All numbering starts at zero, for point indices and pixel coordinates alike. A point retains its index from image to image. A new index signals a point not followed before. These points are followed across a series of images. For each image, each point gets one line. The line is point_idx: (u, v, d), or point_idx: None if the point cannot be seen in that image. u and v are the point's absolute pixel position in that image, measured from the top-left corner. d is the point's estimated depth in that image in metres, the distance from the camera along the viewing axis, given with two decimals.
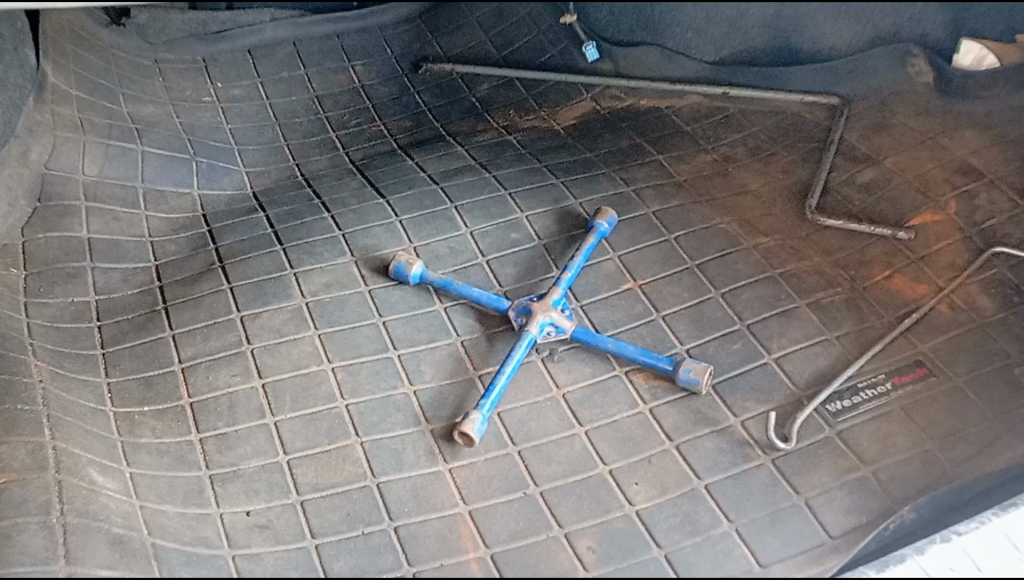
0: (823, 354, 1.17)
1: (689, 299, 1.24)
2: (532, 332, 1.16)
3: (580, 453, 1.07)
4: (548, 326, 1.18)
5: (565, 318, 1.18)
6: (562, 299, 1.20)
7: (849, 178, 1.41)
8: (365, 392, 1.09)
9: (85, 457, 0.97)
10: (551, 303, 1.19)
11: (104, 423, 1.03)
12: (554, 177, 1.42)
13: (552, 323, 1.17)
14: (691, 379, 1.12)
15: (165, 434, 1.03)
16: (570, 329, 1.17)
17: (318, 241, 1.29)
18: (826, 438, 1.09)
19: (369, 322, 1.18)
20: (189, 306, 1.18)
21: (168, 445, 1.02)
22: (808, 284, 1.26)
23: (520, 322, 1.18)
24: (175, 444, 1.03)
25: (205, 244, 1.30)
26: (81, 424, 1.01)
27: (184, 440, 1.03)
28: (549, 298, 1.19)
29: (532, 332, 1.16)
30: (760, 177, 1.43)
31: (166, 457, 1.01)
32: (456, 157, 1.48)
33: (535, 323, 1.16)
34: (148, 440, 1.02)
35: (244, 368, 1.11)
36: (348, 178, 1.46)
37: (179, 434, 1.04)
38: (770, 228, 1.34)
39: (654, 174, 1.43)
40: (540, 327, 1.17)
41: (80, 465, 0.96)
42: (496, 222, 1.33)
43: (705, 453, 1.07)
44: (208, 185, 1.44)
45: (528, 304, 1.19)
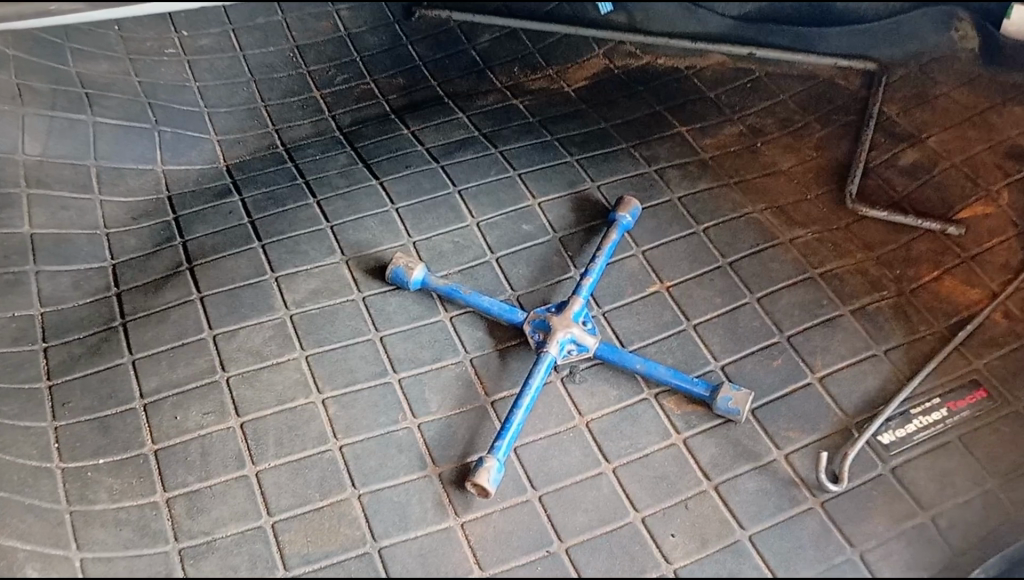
0: (871, 374, 1.06)
1: (722, 306, 1.12)
2: (552, 353, 1.03)
3: (609, 497, 0.97)
4: (569, 343, 1.05)
5: (588, 334, 1.05)
6: (583, 311, 1.07)
7: (890, 159, 1.27)
8: (361, 431, 1.00)
9: (24, 552, 0.86)
10: (572, 317, 1.06)
11: (49, 488, 0.92)
12: (567, 154, 1.27)
13: (574, 340, 1.05)
14: (730, 408, 1.01)
15: (124, 497, 0.93)
16: (594, 347, 1.05)
17: (302, 235, 1.15)
18: (878, 476, 0.99)
19: (364, 339, 1.06)
20: (153, 322, 1.06)
21: (127, 512, 0.92)
22: (852, 288, 1.13)
23: (538, 339, 1.05)
24: (136, 509, 0.92)
25: (170, 239, 1.15)
26: (19, 499, 0.91)
27: (148, 503, 0.93)
28: (569, 311, 1.06)
29: (552, 352, 1.03)
30: (792, 154, 1.29)
31: (126, 528, 0.90)
32: (457, 127, 1.32)
33: (555, 341, 1.04)
34: (104, 506, 0.92)
35: (218, 405, 1.00)
36: (335, 150, 1.29)
37: (140, 496, 0.93)
38: (806, 217, 1.20)
39: (677, 150, 1.28)
40: (560, 346, 1.04)
41: (16, 565, 0.84)
42: (505, 211, 1.19)
43: (747, 496, 0.97)
44: (174, 159, 1.27)
45: (546, 318, 1.06)
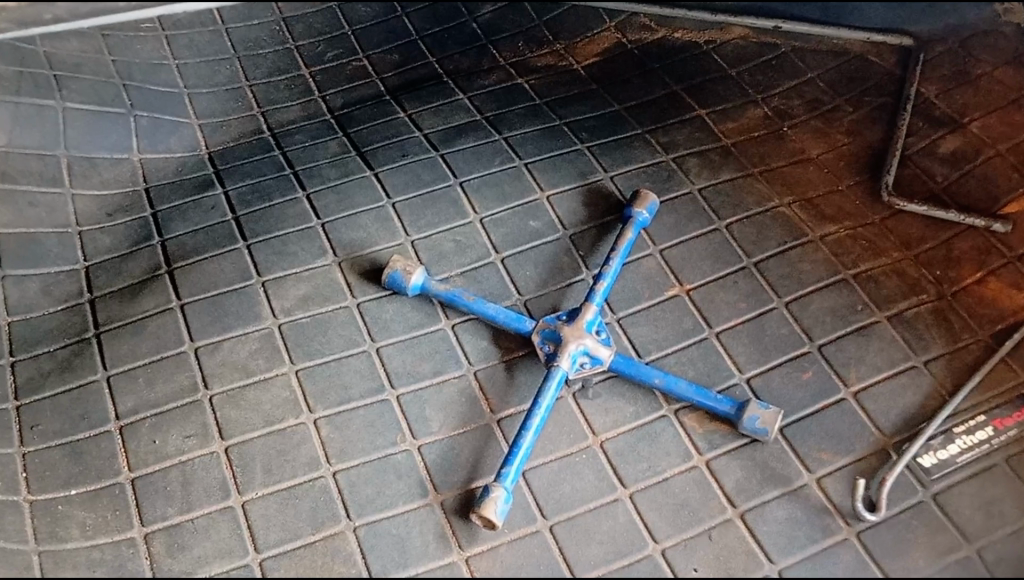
0: (910, 389, 0.97)
1: (747, 311, 1.03)
2: (564, 367, 0.95)
3: (626, 526, 0.89)
4: (582, 356, 0.97)
5: (603, 345, 0.97)
6: (597, 319, 0.99)
7: (929, 146, 1.17)
8: (356, 454, 0.92)
9: None
10: (585, 326, 0.97)
11: (16, 527, 0.86)
12: (577, 141, 1.17)
13: (587, 352, 0.96)
14: (758, 429, 0.93)
15: (98, 533, 0.86)
16: (609, 359, 0.97)
17: (290, 234, 1.06)
18: (918, 503, 0.91)
19: (359, 351, 0.98)
20: (127, 333, 0.99)
21: (102, 550, 0.86)
22: (888, 291, 1.04)
23: (547, 351, 0.97)
24: (111, 547, 0.86)
25: (148, 238, 1.08)
26: None
27: (124, 540, 0.86)
28: (581, 320, 0.97)
29: (563, 367, 0.95)
30: (821, 141, 1.19)
31: (100, 571, 0.84)
32: (458, 110, 1.22)
33: (567, 354, 0.95)
34: (76, 544, 0.86)
35: (200, 427, 0.93)
36: (326, 136, 1.19)
37: (116, 532, 0.87)
38: (837, 211, 1.11)
39: (697, 136, 1.19)
40: (573, 359, 0.96)
41: None
42: (511, 206, 1.10)
43: (775, 526, 0.89)
44: (151, 147, 1.18)
45: (556, 328, 0.97)
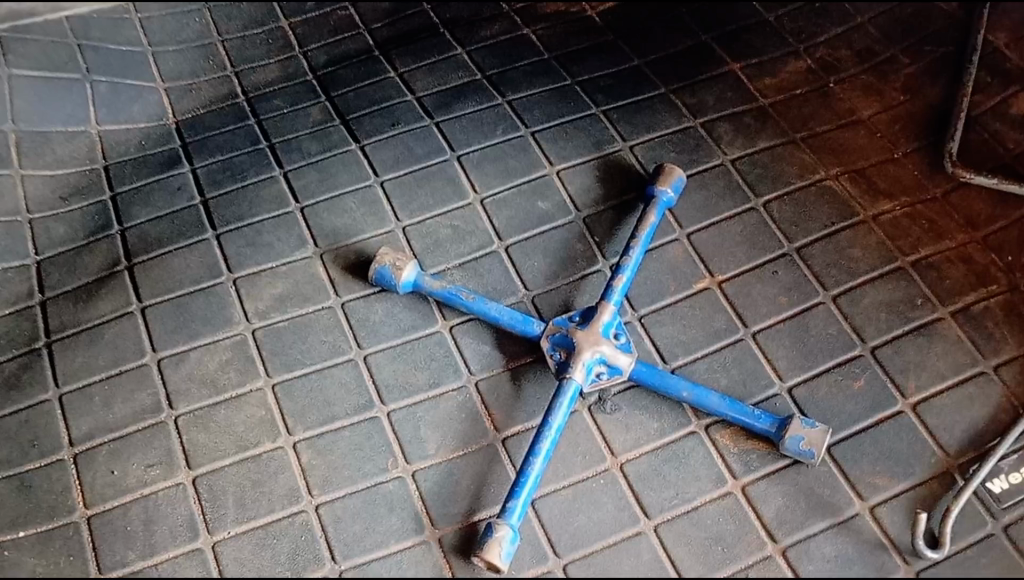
0: (978, 401, 0.85)
1: (789, 308, 0.91)
2: (578, 379, 0.81)
3: (650, 566, 0.77)
4: (598, 365, 0.83)
5: (621, 352, 0.83)
6: (615, 320, 0.85)
7: (999, 107, 1.05)
8: (341, 484, 0.79)
9: None
10: (601, 330, 0.84)
11: None
12: (591, 103, 1.05)
13: (604, 361, 0.83)
14: (802, 451, 0.80)
15: None
16: (629, 368, 0.83)
17: (265, 221, 0.95)
18: (988, 537, 0.78)
19: (344, 361, 0.86)
20: (82, 343, 0.87)
21: None
22: (952, 282, 0.92)
23: (558, 359, 0.83)
24: None
25: (105, 227, 0.96)
26: None
27: None
28: (597, 323, 0.84)
29: (576, 379, 0.81)
30: (873, 99, 1.07)
31: None
32: (455, 67, 1.09)
33: (581, 365, 0.82)
34: None
35: (164, 454, 0.80)
36: (307, 101, 1.07)
37: None
38: (893, 186, 0.99)
39: (729, 96, 1.06)
40: (587, 369, 0.82)
41: None
42: (515, 184, 0.98)
43: (823, 566, 0.77)
44: (110, 117, 1.05)
45: (567, 332, 0.84)
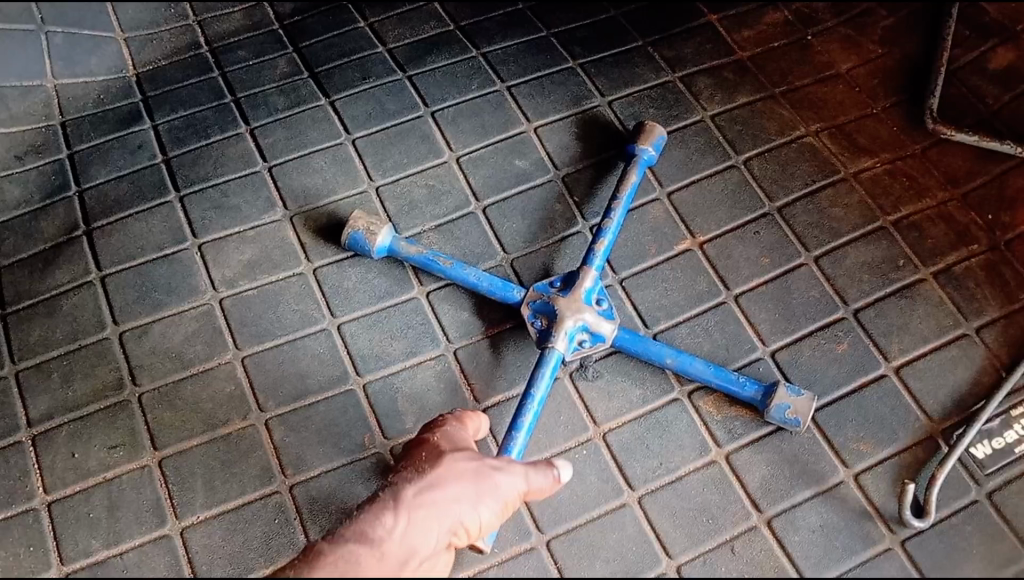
0: (961, 363, 0.83)
1: (771, 269, 0.89)
2: (560, 348, 0.79)
3: (635, 539, 0.75)
4: (579, 333, 0.81)
5: (604, 320, 0.81)
6: (596, 286, 0.82)
7: (979, 60, 1.03)
8: (316, 462, 0.76)
9: None
10: (583, 297, 0.81)
11: None
12: (568, 57, 1.02)
13: (586, 329, 0.80)
14: (787, 419, 0.78)
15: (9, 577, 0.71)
16: (611, 336, 0.81)
17: (231, 182, 0.92)
18: (972, 505, 0.77)
19: (317, 331, 0.83)
20: (39, 315, 0.84)
21: None
22: (934, 242, 0.90)
23: (538, 327, 0.81)
24: None
25: (62, 189, 0.92)
26: None
27: None
28: (579, 290, 0.81)
29: (559, 348, 0.79)
30: (852, 52, 1.04)
31: None
32: (427, 18, 1.05)
33: (563, 333, 0.79)
34: None
35: (128, 435, 0.78)
36: (273, 53, 1.02)
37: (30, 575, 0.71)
38: (873, 142, 0.97)
39: (707, 49, 1.04)
40: (569, 338, 0.80)
41: None
42: (492, 142, 0.95)
43: (808, 536, 0.75)
44: (68, 70, 1.01)
45: (548, 300, 0.81)
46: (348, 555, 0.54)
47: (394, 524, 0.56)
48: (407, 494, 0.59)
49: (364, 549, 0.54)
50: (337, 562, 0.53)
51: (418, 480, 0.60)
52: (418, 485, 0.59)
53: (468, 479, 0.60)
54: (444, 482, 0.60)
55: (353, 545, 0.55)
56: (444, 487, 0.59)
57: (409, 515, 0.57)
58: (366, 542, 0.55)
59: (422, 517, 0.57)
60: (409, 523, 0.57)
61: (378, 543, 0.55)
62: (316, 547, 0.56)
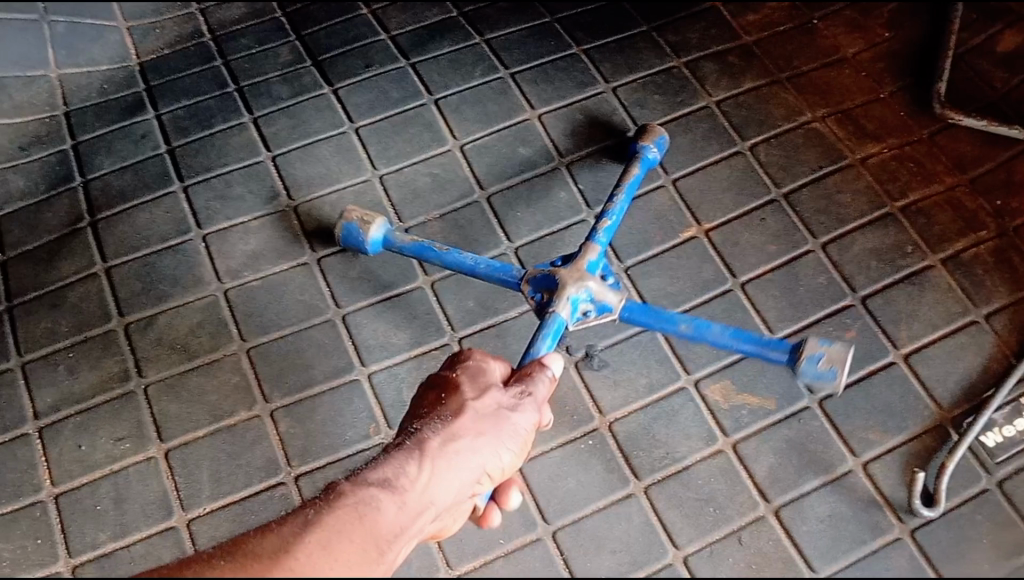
0: (971, 350, 0.83)
1: (778, 257, 0.88)
2: (561, 314, 0.74)
3: (641, 529, 0.75)
4: (584, 304, 0.76)
5: (609, 289, 0.76)
6: (602, 262, 0.78)
7: (987, 43, 1.02)
8: (321, 454, 0.76)
9: None
10: (587, 268, 0.76)
11: None
12: (572, 43, 1.01)
13: (591, 298, 0.75)
14: (821, 374, 0.72)
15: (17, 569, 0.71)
16: (618, 306, 0.76)
17: (235, 172, 0.91)
18: (982, 493, 0.76)
19: (322, 321, 0.83)
20: (45, 307, 0.84)
21: None
22: (942, 228, 0.89)
23: (540, 301, 0.76)
24: None
25: (66, 179, 0.91)
26: None
27: (50, 574, 0.71)
28: (582, 261, 0.77)
29: (560, 313, 0.74)
30: (858, 37, 1.03)
31: None
32: (430, 4, 1.05)
33: (564, 298, 0.74)
34: None
35: (135, 427, 0.78)
36: (276, 40, 1.02)
37: (38, 568, 0.71)
38: (881, 127, 0.96)
39: (712, 33, 1.03)
40: (572, 306, 0.75)
41: None
42: (495, 129, 0.94)
43: (816, 526, 0.75)
44: (70, 59, 1.00)
45: (548, 272, 0.76)
46: (368, 499, 0.52)
47: (418, 474, 0.54)
48: (431, 443, 0.56)
49: (386, 495, 0.52)
50: (359, 511, 0.51)
51: (443, 427, 0.57)
52: (443, 434, 0.56)
53: (491, 427, 0.57)
54: (469, 430, 0.57)
55: (374, 489, 0.52)
56: (471, 440, 0.56)
57: (434, 468, 0.54)
58: (388, 488, 0.53)
59: (445, 473, 0.54)
60: (433, 475, 0.54)
61: (400, 490, 0.53)
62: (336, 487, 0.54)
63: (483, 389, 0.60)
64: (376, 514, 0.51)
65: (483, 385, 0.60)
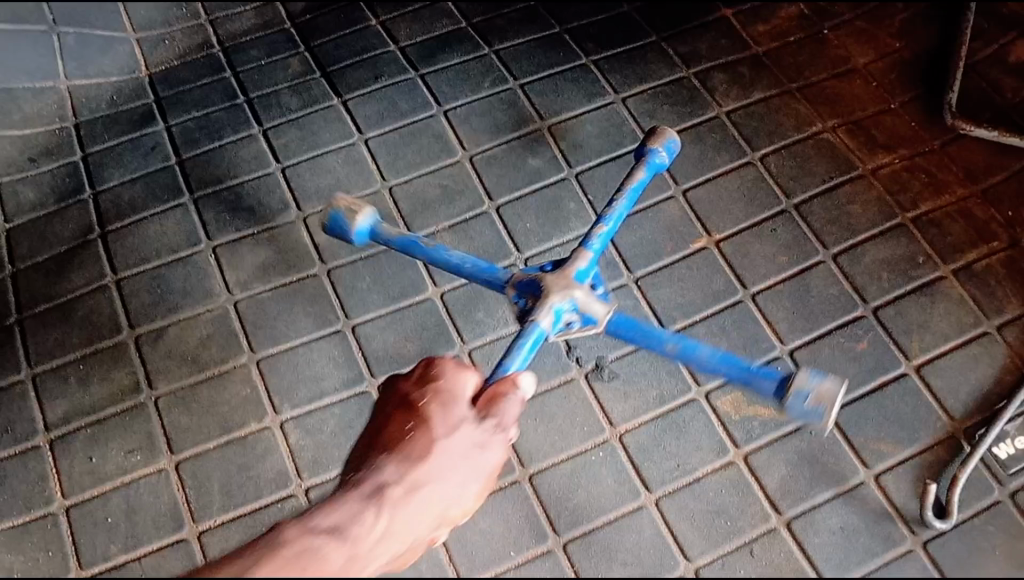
0: (983, 361, 0.82)
1: (789, 268, 0.88)
2: (543, 323, 0.66)
3: (652, 541, 0.75)
4: (568, 313, 0.68)
5: (596, 299, 0.68)
6: (591, 270, 0.71)
7: (998, 53, 1.01)
8: (331, 465, 0.76)
9: None
10: (575, 277, 0.69)
11: None
12: (581, 54, 1.01)
13: (575, 308, 0.68)
14: (808, 410, 0.63)
15: None
16: (604, 318, 0.68)
17: (245, 183, 0.92)
18: (995, 505, 0.76)
19: (332, 333, 0.83)
20: (56, 320, 0.84)
21: None
22: (954, 239, 0.89)
23: (523, 306, 0.69)
24: None
25: (76, 191, 0.92)
26: None
27: None
28: (570, 268, 0.69)
29: (542, 323, 0.66)
30: (868, 47, 1.03)
31: None
32: (439, 16, 1.05)
33: (548, 307, 0.67)
34: None
35: (145, 439, 0.78)
36: (285, 52, 1.02)
37: None
38: (891, 137, 0.96)
39: (721, 44, 1.03)
40: (556, 316, 0.67)
41: None
42: (505, 140, 0.94)
43: (829, 538, 0.75)
44: (80, 71, 1.01)
45: (534, 276, 0.69)
46: (314, 552, 0.46)
47: (372, 527, 0.48)
48: (392, 491, 0.50)
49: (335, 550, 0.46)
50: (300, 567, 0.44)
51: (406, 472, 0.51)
52: (406, 481, 0.51)
53: (459, 472, 0.52)
54: (433, 478, 0.51)
55: (322, 539, 0.47)
56: (434, 489, 0.51)
57: (391, 521, 0.49)
58: (337, 538, 0.47)
59: (403, 528, 0.49)
60: (388, 528, 0.49)
61: (351, 541, 0.47)
62: (280, 534, 0.48)
63: (454, 422, 0.54)
64: (319, 571, 0.44)
65: (454, 418, 0.54)
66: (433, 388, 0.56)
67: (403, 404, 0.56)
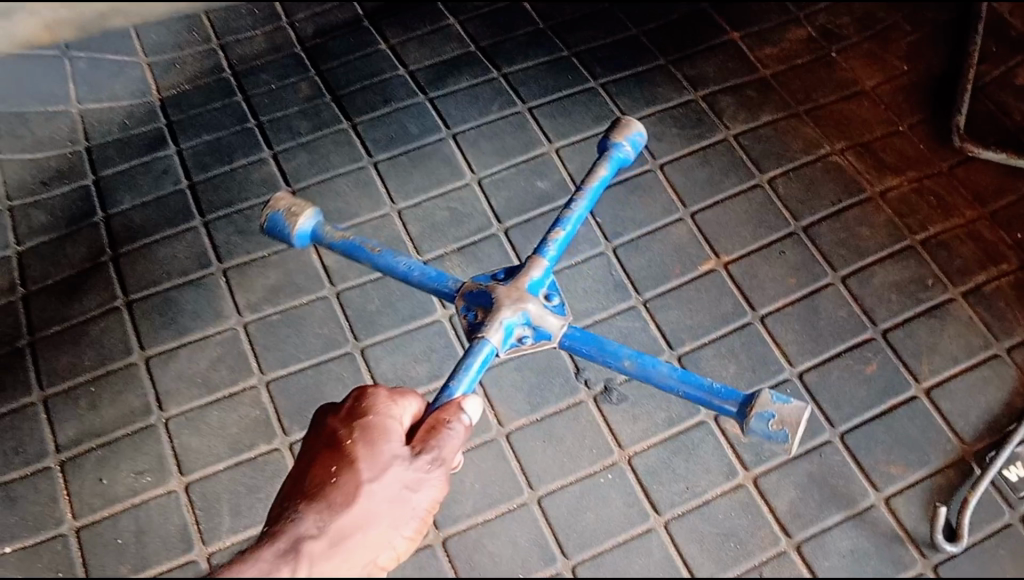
0: (993, 384, 0.82)
1: (797, 290, 0.88)
2: (494, 340, 0.69)
3: (661, 564, 0.75)
4: (520, 327, 0.71)
5: (549, 313, 0.71)
6: (545, 279, 0.73)
7: (1006, 75, 1.02)
8: None
9: None
10: (527, 289, 0.72)
11: None
12: (590, 77, 1.02)
13: (528, 322, 0.71)
14: (770, 434, 0.65)
15: None
16: (558, 333, 0.71)
17: (255, 207, 0.92)
18: (1006, 529, 0.76)
19: (341, 354, 0.83)
20: (67, 341, 0.84)
21: None
22: (963, 262, 0.89)
23: (473, 319, 0.71)
24: None
25: (88, 214, 0.92)
26: None
27: None
28: (522, 281, 0.72)
29: (493, 340, 0.69)
30: (876, 69, 1.04)
31: None
32: (448, 39, 1.06)
33: (499, 324, 0.69)
34: None
35: (155, 461, 0.78)
36: (295, 75, 1.03)
37: None
38: (900, 160, 0.96)
39: (729, 67, 1.03)
40: (506, 331, 0.70)
41: None
42: (513, 163, 0.94)
43: (839, 562, 0.75)
44: (92, 94, 1.02)
45: (485, 288, 0.71)
46: None
47: None
48: (314, 544, 0.53)
49: None
50: None
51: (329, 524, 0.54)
52: (328, 532, 0.54)
53: (382, 516, 0.55)
54: (357, 529, 0.55)
55: None
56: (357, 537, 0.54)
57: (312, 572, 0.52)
58: None
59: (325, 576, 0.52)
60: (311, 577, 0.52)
61: None
62: None
63: (383, 463, 0.57)
64: None
65: (383, 460, 0.57)
66: (359, 431, 0.59)
67: (332, 449, 0.59)
